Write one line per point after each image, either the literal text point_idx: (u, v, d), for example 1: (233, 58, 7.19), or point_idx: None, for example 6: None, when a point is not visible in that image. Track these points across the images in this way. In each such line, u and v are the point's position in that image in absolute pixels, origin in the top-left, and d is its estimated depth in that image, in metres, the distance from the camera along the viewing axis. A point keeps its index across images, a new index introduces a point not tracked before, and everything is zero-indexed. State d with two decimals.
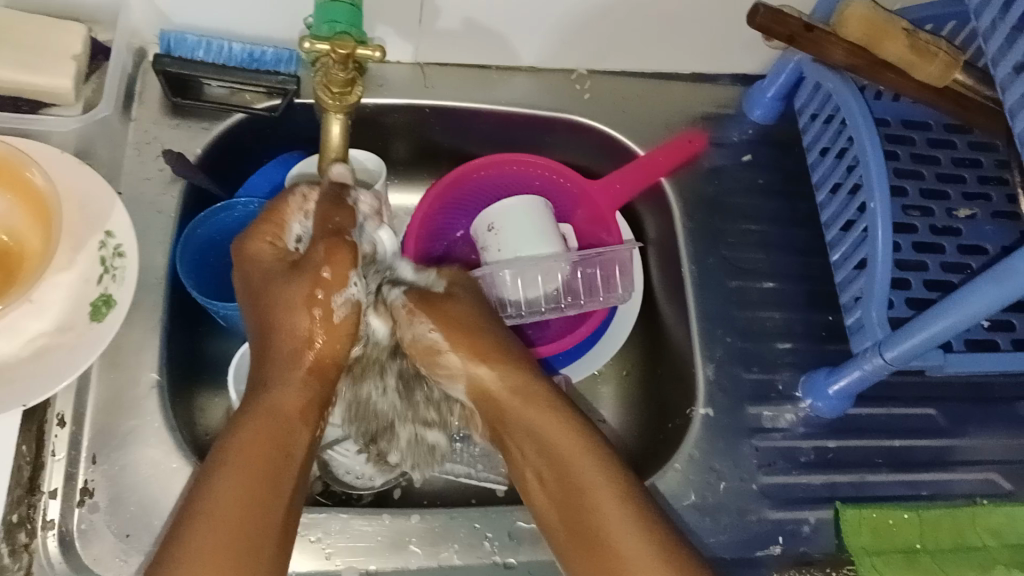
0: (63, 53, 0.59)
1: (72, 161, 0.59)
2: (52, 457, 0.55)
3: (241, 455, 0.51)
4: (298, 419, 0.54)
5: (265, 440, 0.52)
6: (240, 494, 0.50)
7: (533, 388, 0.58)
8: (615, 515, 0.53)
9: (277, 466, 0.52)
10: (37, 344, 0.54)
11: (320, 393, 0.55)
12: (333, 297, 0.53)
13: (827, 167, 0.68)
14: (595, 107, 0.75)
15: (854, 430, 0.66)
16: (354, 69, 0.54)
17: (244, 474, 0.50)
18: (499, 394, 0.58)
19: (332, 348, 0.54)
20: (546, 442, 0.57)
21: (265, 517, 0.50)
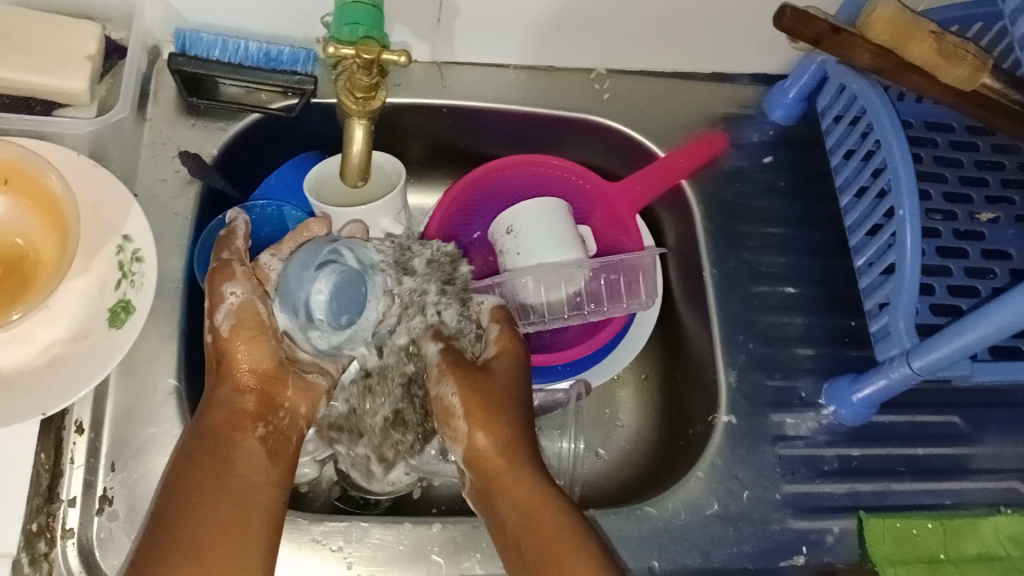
0: (77, 52, 0.58)
1: (87, 164, 0.57)
2: (70, 465, 0.55)
3: (182, 470, 0.50)
4: (233, 431, 0.52)
5: (199, 459, 0.50)
6: (183, 518, 0.48)
7: (512, 459, 0.54)
8: (564, 563, 0.50)
9: (217, 479, 0.50)
10: (55, 351, 0.53)
11: (246, 402, 0.53)
12: (217, 316, 0.54)
13: (851, 170, 0.67)
14: (614, 107, 0.74)
15: (876, 438, 0.66)
16: (378, 74, 0.51)
17: (191, 488, 0.49)
18: (489, 466, 0.54)
19: (256, 356, 0.54)
20: (520, 499, 0.53)
21: (219, 526, 0.48)
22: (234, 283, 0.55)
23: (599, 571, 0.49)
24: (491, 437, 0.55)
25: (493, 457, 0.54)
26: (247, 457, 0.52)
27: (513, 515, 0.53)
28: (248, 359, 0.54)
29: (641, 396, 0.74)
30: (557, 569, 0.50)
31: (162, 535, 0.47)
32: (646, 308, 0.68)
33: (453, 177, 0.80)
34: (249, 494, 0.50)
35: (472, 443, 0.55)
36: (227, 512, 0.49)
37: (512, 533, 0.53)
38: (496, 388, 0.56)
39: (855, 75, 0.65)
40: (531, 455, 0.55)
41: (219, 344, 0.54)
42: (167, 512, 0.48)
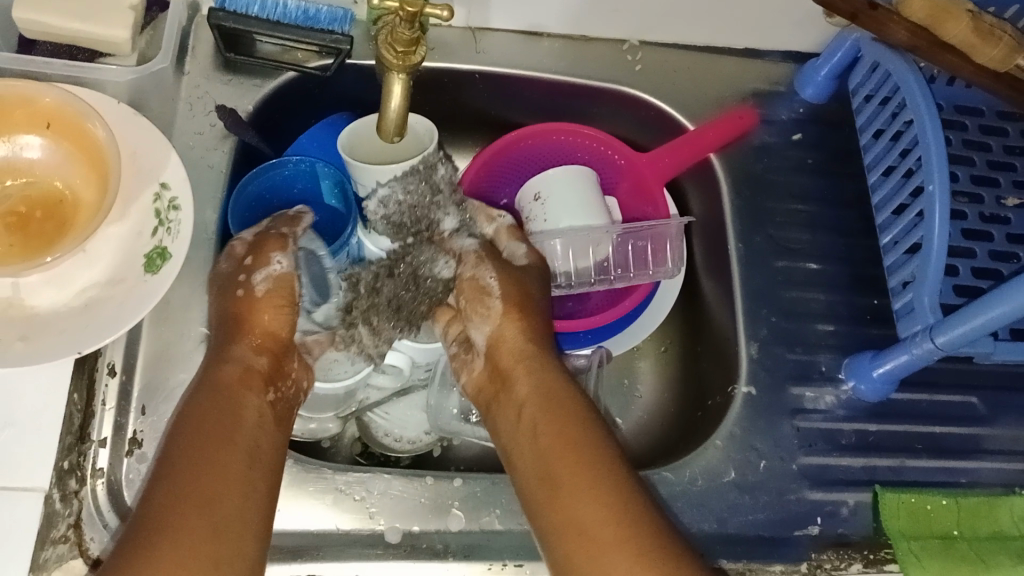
0: (120, 1, 0.58)
1: (127, 111, 0.58)
2: (102, 406, 0.55)
3: (191, 422, 0.50)
4: (243, 388, 0.53)
5: (210, 411, 0.51)
6: (191, 461, 0.48)
7: (535, 360, 0.57)
8: (578, 464, 0.51)
9: (225, 432, 0.50)
10: (91, 294, 0.54)
11: (258, 363, 0.55)
12: (254, 277, 0.56)
13: (880, 149, 0.67)
14: (645, 79, 0.74)
15: (895, 414, 0.66)
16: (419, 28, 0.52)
17: (196, 440, 0.49)
18: (512, 350, 0.58)
19: (274, 322, 0.56)
20: (539, 387, 0.56)
21: (227, 473, 0.48)
22: (283, 252, 0.57)
23: (617, 482, 0.50)
24: (522, 327, 0.58)
25: (518, 343, 0.58)
26: (256, 416, 0.52)
27: (536, 408, 0.55)
28: (269, 325, 0.56)
29: (659, 368, 0.74)
30: (571, 462, 0.51)
31: (168, 481, 0.47)
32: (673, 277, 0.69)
33: (481, 145, 0.80)
34: (255, 453, 0.51)
35: (501, 329, 0.58)
36: (234, 467, 0.49)
37: (530, 427, 0.55)
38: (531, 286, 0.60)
39: (890, 52, 0.65)
40: (557, 380, 0.56)
41: (250, 300, 0.56)
42: (174, 460, 0.48)
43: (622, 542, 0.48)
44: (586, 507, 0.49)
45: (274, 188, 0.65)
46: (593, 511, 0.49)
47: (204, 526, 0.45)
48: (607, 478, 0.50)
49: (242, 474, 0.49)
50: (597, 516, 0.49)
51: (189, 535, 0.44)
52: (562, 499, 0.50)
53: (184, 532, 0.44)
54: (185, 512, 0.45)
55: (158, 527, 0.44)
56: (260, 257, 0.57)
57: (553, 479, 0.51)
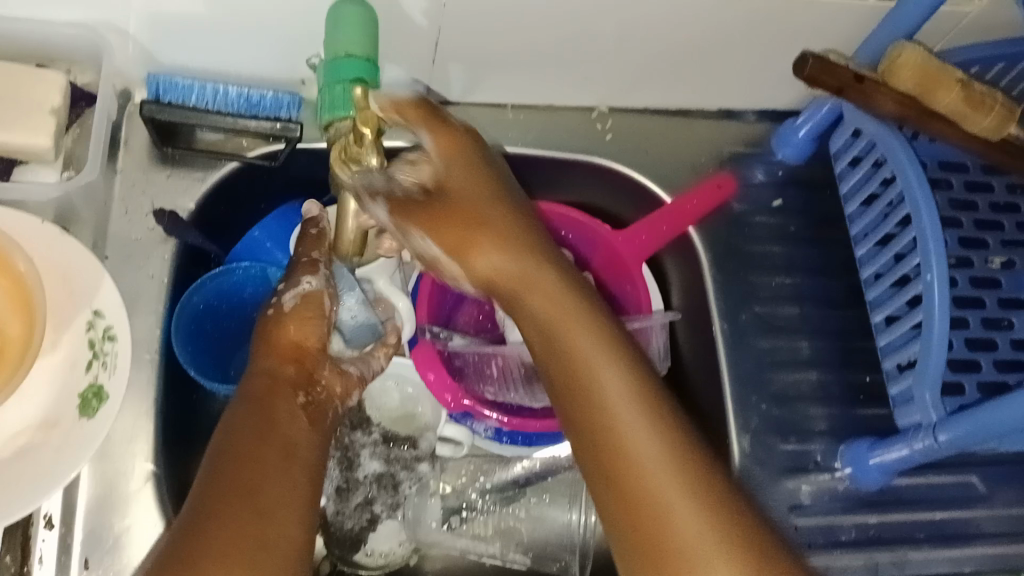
0: (41, 104, 0.53)
1: (53, 233, 0.52)
2: (39, 565, 0.50)
3: (225, 432, 0.47)
4: (275, 394, 0.50)
5: (250, 420, 0.47)
6: (229, 473, 0.44)
7: (525, 260, 0.49)
8: (621, 427, 0.45)
9: (260, 433, 0.46)
10: (21, 442, 0.49)
11: (286, 371, 0.51)
12: (282, 295, 0.54)
13: (869, 220, 0.64)
14: (617, 148, 0.70)
15: (893, 501, 0.63)
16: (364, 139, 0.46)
17: (233, 451, 0.45)
18: (503, 273, 0.49)
19: (303, 332, 0.53)
20: (541, 328, 0.49)
21: (267, 474, 0.45)
22: (314, 274, 0.55)
23: (656, 439, 0.44)
24: (501, 242, 0.49)
25: (509, 265, 0.49)
26: (291, 417, 0.49)
27: (551, 363, 0.48)
28: (296, 335, 0.53)
29: None
30: (607, 418, 0.45)
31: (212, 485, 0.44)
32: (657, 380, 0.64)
33: None
34: (292, 452, 0.47)
35: (452, 270, 0.51)
36: (273, 472, 0.45)
37: (544, 369, 0.48)
38: (466, 140, 0.51)
39: (873, 121, 0.61)
40: (553, 258, 0.50)
41: (279, 317, 0.53)
42: (216, 467, 0.44)
43: (682, 488, 0.43)
44: (632, 474, 0.43)
45: (222, 295, 0.60)
46: (643, 482, 0.43)
47: (241, 540, 0.41)
48: (654, 424, 0.44)
49: (282, 475, 0.45)
50: (644, 485, 0.43)
51: (236, 533, 0.41)
52: (604, 476, 0.45)
53: (230, 526, 0.41)
54: (220, 525, 0.41)
55: (207, 526, 0.41)
56: (290, 279, 0.55)
57: (598, 415, 0.45)
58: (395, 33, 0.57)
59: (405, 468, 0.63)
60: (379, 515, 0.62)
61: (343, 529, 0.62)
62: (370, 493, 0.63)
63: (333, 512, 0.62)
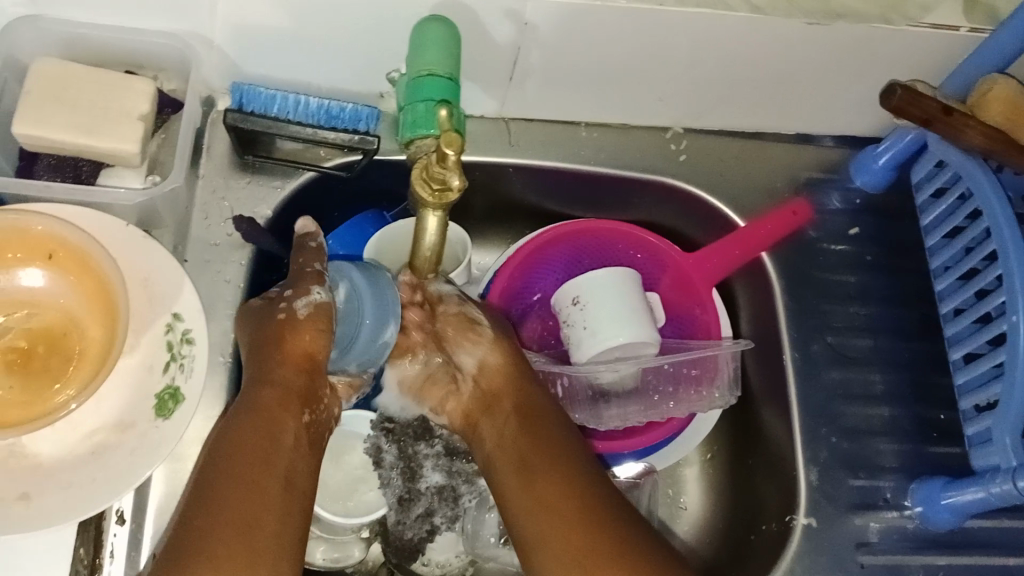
0: (130, 112, 0.54)
1: (138, 238, 0.53)
2: (110, 560, 0.51)
3: (224, 453, 0.49)
4: (282, 411, 0.52)
5: (246, 450, 0.49)
6: (236, 502, 0.48)
7: (525, 373, 0.59)
8: (567, 497, 0.53)
9: (267, 454, 0.50)
10: (98, 440, 0.50)
11: (295, 383, 0.52)
12: (295, 301, 0.53)
13: (951, 254, 0.62)
14: (691, 169, 0.69)
15: (965, 544, 0.61)
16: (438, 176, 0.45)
17: (238, 475, 0.48)
18: (504, 382, 0.59)
19: (315, 344, 0.53)
20: (522, 411, 0.57)
21: (264, 501, 0.48)
22: (322, 285, 0.53)
23: (620, 539, 0.51)
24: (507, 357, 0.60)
25: (503, 368, 0.59)
26: (294, 439, 0.51)
27: (523, 445, 0.56)
28: (308, 346, 0.53)
29: (706, 478, 0.69)
30: (560, 487, 0.53)
31: (205, 509, 0.47)
32: (724, 409, 0.64)
33: (515, 235, 0.75)
34: (292, 478, 0.50)
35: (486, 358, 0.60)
36: (271, 507, 0.48)
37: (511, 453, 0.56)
38: (497, 320, 0.61)
39: (959, 154, 0.59)
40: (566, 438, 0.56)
41: (292, 325, 0.52)
42: (212, 485, 0.48)
43: None
44: (564, 530, 0.52)
45: None
46: (579, 546, 0.51)
47: (241, 556, 0.46)
48: None
49: (282, 501, 0.49)
50: (580, 548, 0.50)
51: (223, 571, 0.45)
52: (533, 514, 0.53)
53: (222, 564, 0.45)
54: (221, 544, 0.46)
55: (197, 563, 0.45)
56: (299, 284, 0.53)
57: None
58: (477, 50, 0.57)
59: (467, 482, 0.63)
60: (438, 527, 0.63)
61: (403, 539, 0.62)
62: (431, 505, 0.62)
63: (394, 522, 0.61)
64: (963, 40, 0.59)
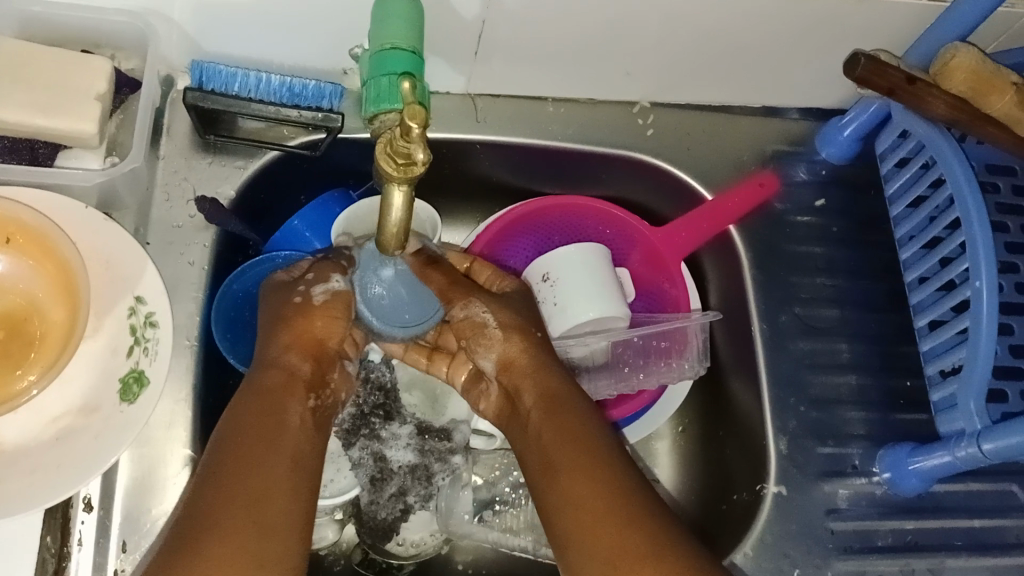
0: (86, 91, 0.53)
1: (98, 218, 0.52)
2: (78, 547, 0.51)
3: (232, 433, 0.48)
4: (286, 393, 0.51)
5: (251, 430, 0.48)
6: (242, 480, 0.46)
7: (543, 358, 0.56)
8: (581, 467, 0.49)
9: (272, 434, 0.48)
10: (64, 424, 0.49)
11: (302, 367, 0.53)
12: (312, 287, 0.54)
13: (915, 223, 0.62)
14: (658, 143, 0.69)
15: (932, 509, 0.62)
16: (405, 149, 0.44)
17: (244, 451, 0.47)
18: (522, 367, 0.56)
19: (330, 330, 0.54)
20: (544, 395, 0.54)
21: (270, 480, 0.46)
22: (343, 274, 0.55)
23: (639, 506, 0.47)
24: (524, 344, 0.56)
25: (525, 358, 0.56)
26: (299, 419, 0.50)
27: (545, 428, 0.52)
28: (320, 332, 0.54)
29: (678, 451, 0.70)
30: (576, 458, 0.50)
31: (214, 490, 0.45)
32: (695, 380, 0.64)
33: (484, 213, 0.75)
34: (300, 459, 0.49)
35: (507, 348, 0.56)
36: (278, 484, 0.47)
37: (537, 438, 0.53)
38: (519, 305, 0.58)
39: (923, 123, 0.60)
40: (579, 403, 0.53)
41: (307, 308, 0.54)
42: (219, 463, 0.46)
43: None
44: (585, 498, 0.48)
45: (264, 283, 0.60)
46: (595, 513, 0.47)
47: (250, 534, 0.44)
48: None
49: (286, 478, 0.47)
50: (600, 516, 0.47)
51: (234, 547, 0.43)
52: (557, 488, 0.49)
53: (227, 538, 0.43)
54: (232, 522, 0.44)
55: (200, 539, 0.43)
56: (319, 271, 0.55)
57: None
58: (441, 24, 0.57)
59: (439, 460, 0.63)
60: (412, 506, 0.62)
61: (377, 518, 0.61)
62: (404, 485, 0.62)
63: (367, 501, 0.61)
64: (924, 10, 0.59)
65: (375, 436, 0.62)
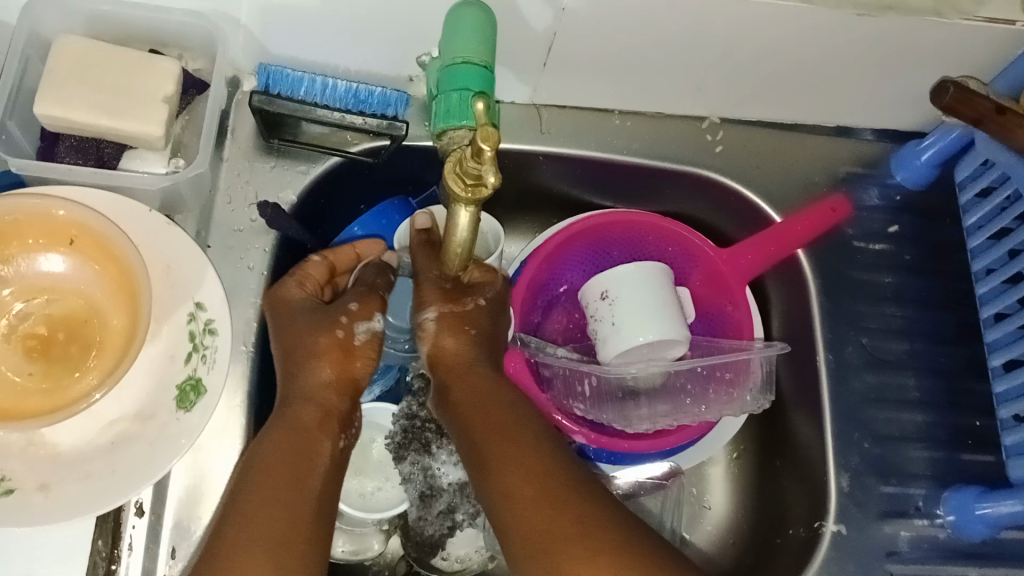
0: (153, 93, 0.52)
1: (160, 222, 0.53)
2: (128, 551, 0.51)
3: (260, 466, 0.49)
4: (317, 429, 0.52)
5: (277, 462, 0.49)
6: (265, 515, 0.47)
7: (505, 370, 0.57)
8: (531, 473, 0.51)
9: (299, 468, 0.50)
10: (119, 429, 0.49)
11: (335, 403, 0.54)
12: (356, 324, 0.55)
13: (995, 257, 0.60)
14: (726, 161, 0.66)
15: (998, 556, 0.60)
16: (474, 168, 0.42)
17: (269, 485, 0.48)
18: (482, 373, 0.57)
19: (363, 371, 0.55)
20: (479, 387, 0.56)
21: (292, 510, 0.48)
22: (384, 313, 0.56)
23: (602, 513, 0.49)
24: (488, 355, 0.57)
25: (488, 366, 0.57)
26: (327, 460, 0.51)
27: (499, 437, 0.53)
28: (355, 373, 0.55)
29: (732, 478, 0.68)
30: (534, 470, 0.51)
31: (241, 523, 0.46)
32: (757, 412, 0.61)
33: (543, 224, 0.73)
34: (322, 493, 0.50)
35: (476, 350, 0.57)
36: (290, 510, 0.48)
37: (471, 428, 0.55)
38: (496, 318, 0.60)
39: (1009, 155, 0.57)
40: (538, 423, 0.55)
41: (349, 347, 0.54)
42: (247, 498, 0.48)
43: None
44: (520, 487, 0.51)
45: None
46: (557, 519, 0.48)
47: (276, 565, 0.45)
48: None
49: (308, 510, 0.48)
50: (559, 524, 0.48)
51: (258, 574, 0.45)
52: (512, 499, 0.50)
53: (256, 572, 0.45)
54: (249, 546, 0.46)
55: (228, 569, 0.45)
56: (366, 304, 0.55)
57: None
58: (511, 35, 0.55)
59: None
60: (460, 523, 0.62)
61: (423, 534, 0.61)
62: (453, 502, 0.62)
63: (415, 517, 0.61)
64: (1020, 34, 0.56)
65: (424, 453, 0.61)
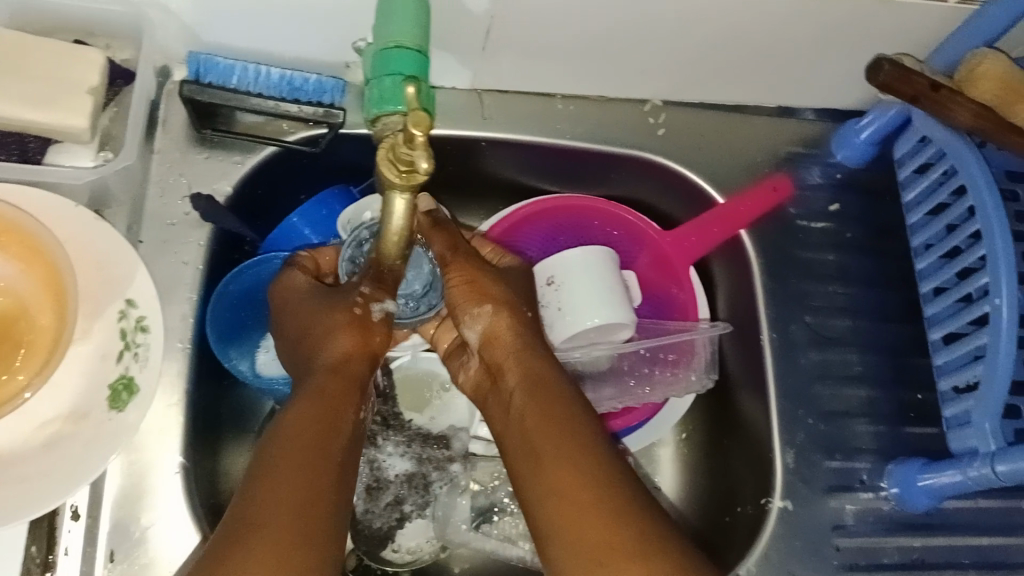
0: (77, 83, 0.51)
1: (87, 217, 0.51)
2: (64, 556, 0.49)
3: (284, 435, 0.46)
4: (340, 402, 0.49)
5: (298, 431, 0.46)
6: (282, 484, 0.43)
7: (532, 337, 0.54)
8: (562, 451, 0.47)
9: (321, 436, 0.46)
10: (50, 430, 0.48)
11: (357, 373, 0.51)
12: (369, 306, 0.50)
13: (933, 233, 0.60)
14: (669, 144, 0.66)
15: (940, 526, 0.61)
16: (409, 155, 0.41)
17: (290, 452, 0.45)
18: (509, 343, 0.53)
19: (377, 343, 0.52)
20: (528, 370, 0.52)
21: (315, 480, 0.44)
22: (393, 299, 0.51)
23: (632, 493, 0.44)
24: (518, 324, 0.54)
25: (514, 333, 0.54)
26: (352, 428, 0.49)
27: (532, 407, 0.50)
28: (374, 346, 0.52)
29: (682, 459, 0.68)
30: (565, 442, 0.47)
31: (259, 489, 0.43)
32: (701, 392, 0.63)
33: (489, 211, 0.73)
34: (345, 467, 0.47)
35: (499, 318, 0.54)
36: (307, 480, 0.44)
37: (518, 415, 0.50)
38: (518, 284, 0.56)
39: (945, 132, 0.57)
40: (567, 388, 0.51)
41: (365, 321, 0.51)
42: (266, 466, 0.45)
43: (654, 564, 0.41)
44: (551, 465, 0.47)
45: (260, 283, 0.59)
46: (585, 497, 0.44)
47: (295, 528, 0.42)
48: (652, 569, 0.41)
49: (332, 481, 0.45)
50: (588, 498, 0.44)
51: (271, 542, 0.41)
52: (544, 475, 0.46)
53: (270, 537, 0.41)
54: (260, 521, 0.42)
55: (238, 537, 0.41)
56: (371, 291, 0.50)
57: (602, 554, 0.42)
58: (448, 21, 0.55)
59: (438, 468, 0.62)
60: (408, 514, 0.61)
61: (371, 527, 0.61)
62: (400, 493, 0.61)
63: (362, 510, 0.61)
64: (951, 12, 0.57)
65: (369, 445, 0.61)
